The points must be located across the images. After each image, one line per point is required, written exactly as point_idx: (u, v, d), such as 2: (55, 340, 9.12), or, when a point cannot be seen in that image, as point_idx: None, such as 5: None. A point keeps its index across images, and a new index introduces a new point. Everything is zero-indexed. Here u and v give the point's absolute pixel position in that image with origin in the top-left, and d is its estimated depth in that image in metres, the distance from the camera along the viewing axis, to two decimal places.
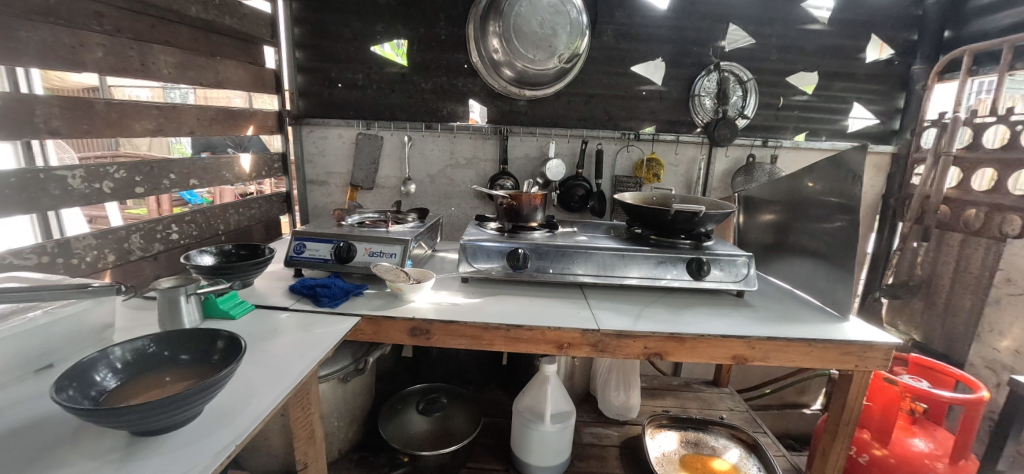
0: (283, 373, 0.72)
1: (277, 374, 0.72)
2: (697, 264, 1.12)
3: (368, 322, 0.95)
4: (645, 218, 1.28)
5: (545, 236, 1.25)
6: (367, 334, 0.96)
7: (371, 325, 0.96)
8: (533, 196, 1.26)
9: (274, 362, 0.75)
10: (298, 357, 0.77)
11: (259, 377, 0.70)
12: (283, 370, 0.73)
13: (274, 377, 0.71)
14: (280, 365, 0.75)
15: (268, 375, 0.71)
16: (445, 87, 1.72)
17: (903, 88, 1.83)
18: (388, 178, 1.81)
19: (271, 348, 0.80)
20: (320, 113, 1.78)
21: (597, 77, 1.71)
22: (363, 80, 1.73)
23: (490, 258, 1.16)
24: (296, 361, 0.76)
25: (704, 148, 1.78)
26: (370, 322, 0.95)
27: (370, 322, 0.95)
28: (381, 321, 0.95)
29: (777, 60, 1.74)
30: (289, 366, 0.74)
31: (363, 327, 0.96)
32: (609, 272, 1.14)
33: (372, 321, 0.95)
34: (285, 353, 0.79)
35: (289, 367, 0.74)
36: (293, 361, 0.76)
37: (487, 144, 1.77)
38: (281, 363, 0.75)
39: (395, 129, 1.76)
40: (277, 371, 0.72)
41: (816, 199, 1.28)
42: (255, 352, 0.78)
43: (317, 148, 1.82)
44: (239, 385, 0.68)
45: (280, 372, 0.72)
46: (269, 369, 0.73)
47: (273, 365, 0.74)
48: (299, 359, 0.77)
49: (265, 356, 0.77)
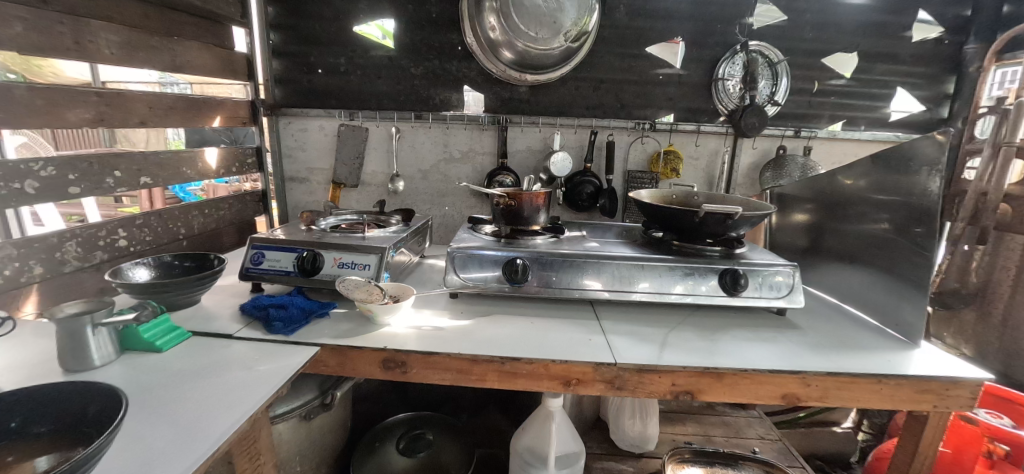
0: (201, 416, 0.58)
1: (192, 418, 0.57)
2: (732, 277, 0.93)
3: (331, 352, 0.78)
4: (667, 221, 1.09)
5: (549, 242, 1.06)
6: (331, 366, 0.79)
7: (336, 356, 0.78)
8: (534, 195, 1.08)
9: (194, 400, 0.61)
10: (226, 393, 0.63)
11: (168, 423, 0.56)
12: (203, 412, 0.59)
13: (188, 422, 0.56)
14: (201, 405, 0.61)
15: (181, 419, 0.57)
16: (436, 72, 1.53)
17: (954, 70, 1.58)
18: (374, 175, 1.63)
19: (195, 383, 0.66)
20: (298, 103, 1.59)
21: (608, 60, 1.51)
22: (345, 65, 1.55)
23: (483, 270, 0.97)
24: (223, 398, 0.62)
25: (728, 139, 1.57)
26: (334, 352, 0.78)
27: (335, 352, 0.78)
28: (347, 352, 0.78)
29: (812, 39, 1.52)
30: (212, 406, 0.60)
31: (325, 357, 0.78)
32: (625, 287, 0.95)
33: (337, 351, 0.78)
34: (211, 387, 0.65)
35: (211, 408, 0.60)
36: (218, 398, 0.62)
37: (484, 135, 1.58)
38: (201, 402, 0.61)
39: (381, 120, 1.58)
40: (194, 414, 0.58)
41: (867, 201, 1.06)
42: (173, 389, 0.64)
43: (295, 141, 1.64)
44: (135, 435, 0.53)
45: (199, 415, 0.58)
46: (185, 412, 0.59)
47: (192, 406, 0.60)
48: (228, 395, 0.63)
49: (184, 393, 0.63)
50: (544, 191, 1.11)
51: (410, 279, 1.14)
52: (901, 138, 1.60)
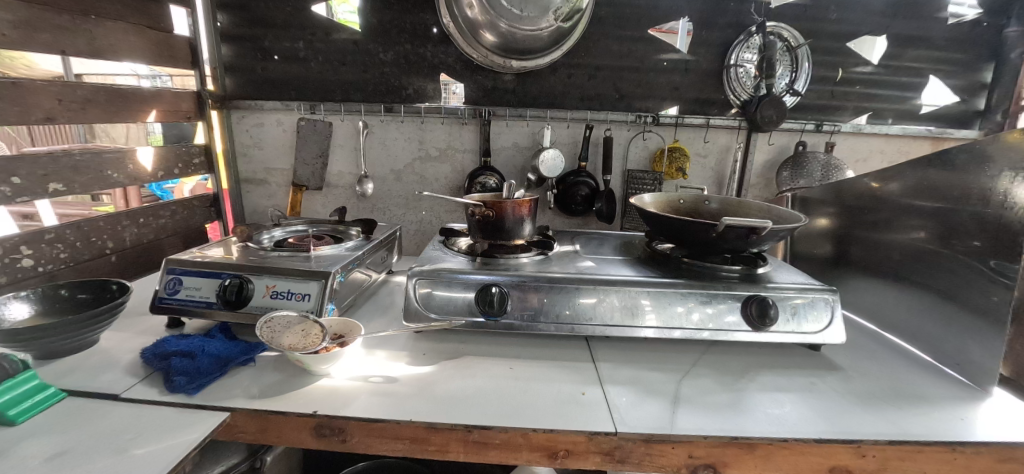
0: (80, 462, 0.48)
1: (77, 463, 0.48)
2: (759, 306, 0.75)
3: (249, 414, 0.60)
4: (678, 234, 0.91)
5: (534, 261, 0.88)
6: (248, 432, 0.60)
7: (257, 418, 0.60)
8: (517, 203, 0.89)
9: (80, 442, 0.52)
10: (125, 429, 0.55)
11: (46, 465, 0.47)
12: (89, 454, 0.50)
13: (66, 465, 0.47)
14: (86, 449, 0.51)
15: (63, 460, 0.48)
16: (408, 57, 1.34)
17: (990, 57, 1.37)
18: (341, 175, 1.45)
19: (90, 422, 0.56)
20: (253, 94, 1.40)
21: (604, 44, 1.32)
22: (304, 50, 1.35)
23: (452, 299, 0.79)
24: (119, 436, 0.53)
25: (740, 134, 1.39)
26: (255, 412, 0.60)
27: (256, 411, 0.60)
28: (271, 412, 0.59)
29: (838, 19, 1.33)
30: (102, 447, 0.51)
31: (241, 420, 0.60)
32: (626, 319, 0.77)
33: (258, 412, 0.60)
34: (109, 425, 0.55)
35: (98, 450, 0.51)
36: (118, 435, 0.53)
37: (464, 130, 1.39)
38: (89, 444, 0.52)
39: (347, 113, 1.39)
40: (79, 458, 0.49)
41: (914, 209, 0.88)
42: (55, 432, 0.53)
43: (251, 137, 1.45)
44: None
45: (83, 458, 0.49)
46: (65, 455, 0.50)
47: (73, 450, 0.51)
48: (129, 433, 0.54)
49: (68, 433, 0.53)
50: (529, 198, 0.92)
51: (368, 304, 0.96)
52: (934, 132, 1.39)
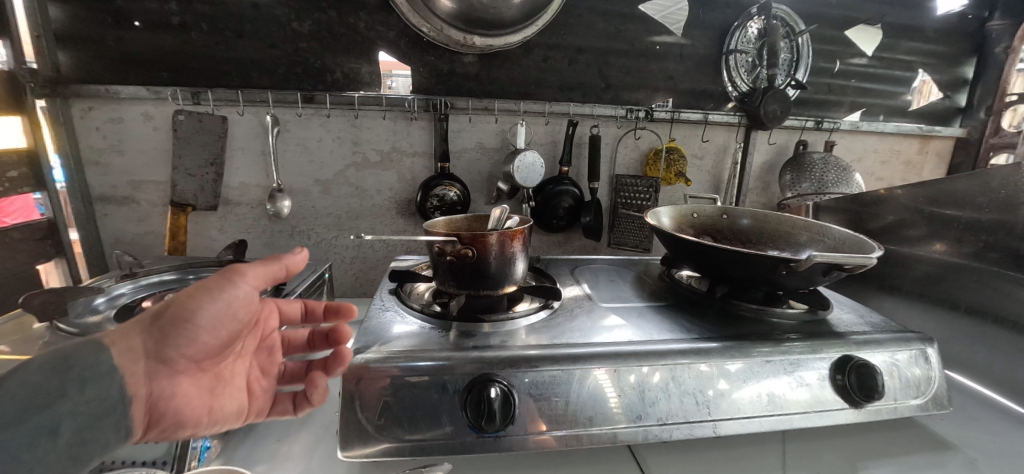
0: (45, 392, 0.36)
1: (20, 404, 0.34)
2: (859, 377, 0.55)
3: (138, 329, 0.41)
4: (723, 270, 0.67)
5: (537, 323, 0.61)
6: (137, 381, 0.41)
7: (156, 340, 0.42)
8: (508, 235, 0.61)
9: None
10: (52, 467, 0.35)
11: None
12: (29, 425, 0.34)
13: (30, 386, 0.35)
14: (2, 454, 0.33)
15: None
16: (334, 29, 0.99)
17: (973, 52, 1.35)
18: (245, 189, 1.06)
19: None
20: (103, 76, 0.96)
21: (589, 21, 1.07)
22: (180, 14, 0.95)
23: (421, 403, 0.49)
24: (54, 452, 0.35)
25: (739, 132, 1.23)
26: (144, 323, 0.41)
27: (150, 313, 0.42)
28: (174, 303, 0.41)
29: (838, 4, 1.20)
30: (47, 430, 0.35)
31: (129, 361, 0.41)
32: (693, 412, 0.52)
33: (156, 323, 0.41)
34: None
35: (54, 425, 0.35)
36: (50, 459, 0.35)
37: (414, 127, 1.07)
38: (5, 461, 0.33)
39: (249, 104, 1.01)
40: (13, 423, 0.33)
41: (980, 224, 0.74)
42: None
43: (105, 138, 1.00)
44: None
45: (25, 420, 0.34)
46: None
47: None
48: (80, 440, 0.37)
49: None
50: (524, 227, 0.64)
51: None
52: (923, 130, 1.34)
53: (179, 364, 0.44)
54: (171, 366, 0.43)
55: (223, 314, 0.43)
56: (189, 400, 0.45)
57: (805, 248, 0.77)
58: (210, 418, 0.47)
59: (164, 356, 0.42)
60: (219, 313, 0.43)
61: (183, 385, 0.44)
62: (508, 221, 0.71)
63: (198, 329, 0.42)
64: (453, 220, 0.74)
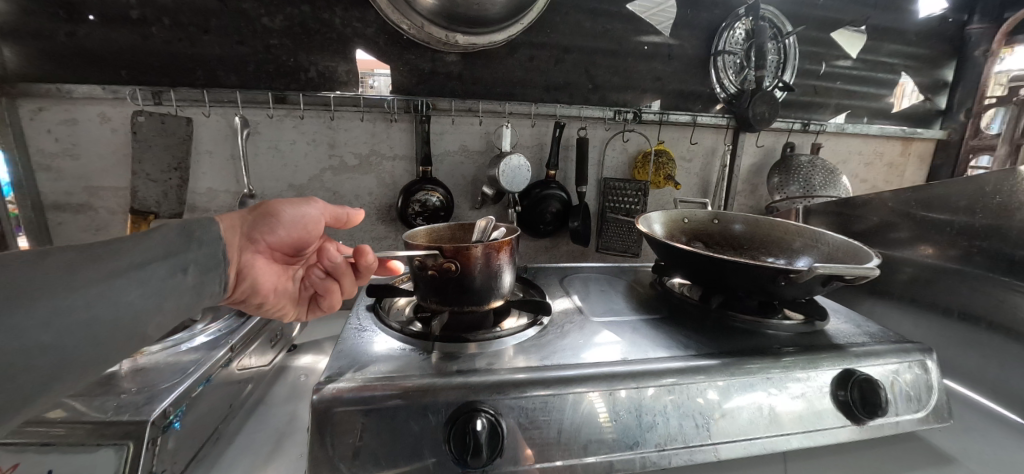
0: (178, 242, 0.40)
1: (162, 246, 0.39)
2: (862, 394, 0.53)
3: (240, 215, 0.50)
4: (719, 282, 0.65)
5: (526, 342, 0.57)
6: (236, 252, 0.49)
7: (250, 226, 0.51)
8: (493, 248, 0.57)
9: (130, 292, 0.35)
10: (181, 304, 0.39)
11: (117, 248, 0.36)
12: (171, 260, 0.38)
13: (166, 236, 0.39)
14: (152, 277, 0.37)
15: (146, 247, 0.37)
16: (307, 25, 0.93)
17: (953, 55, 1.37)
18: (214, 195, 0.99)
19: (61, 372, 0.31)
20: (53, 74, 0.85)
21: (577, 19, 1.04)
22: (138, 8, 0.85)
23: (402, 436, 0.45)
24: (184, 291, 0.39)
25: (727, 135, 1.21)
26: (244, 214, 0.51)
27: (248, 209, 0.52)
28: (269, 203, 0.53)
29: (824, 5, 1.20)
30: (181, 269, 0.39)
31: (231, 234, 0.48)
32: (691, 435, 0.49)
33: (252, 215, 0.51)
34: (141, 323, 0.36)
35: (186, 264, 0.40)
36: (182, 292, 0.39)
37: (394, 130, 1.02)
38: (153, 284, 0.36)
39: (217, 105, 0.93)
40: (161, 257, 0.38)
41: (973, 229, 0.73)
42: (16, 359, 0.29)
43: (58, 141, 0.89)
44: None
45: (165, 256, 0.38)
46: (133, 269, 0.35)
47: (135, 275, 0.35)
48: (201, 285, 0.42)
49: (55, 342, 0.30)
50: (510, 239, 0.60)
51: (247, 430, 0.57)
52: (906, 132, 1.35)
53: (261, 249, 0.53)
54: (255, 250, 0.52)
55: (303, 219, 0.54)
56: (261, 280, 0.53)
57: (800, 255, 0.75)
58: (268, 300, 0.56)
59: (254, 239, 0.52)
60: (300, 218, 0.54)
61: (261, 267, 0.53)
62: (493, 231, 0.67)
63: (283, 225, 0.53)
64: (434, 229, 0.69)
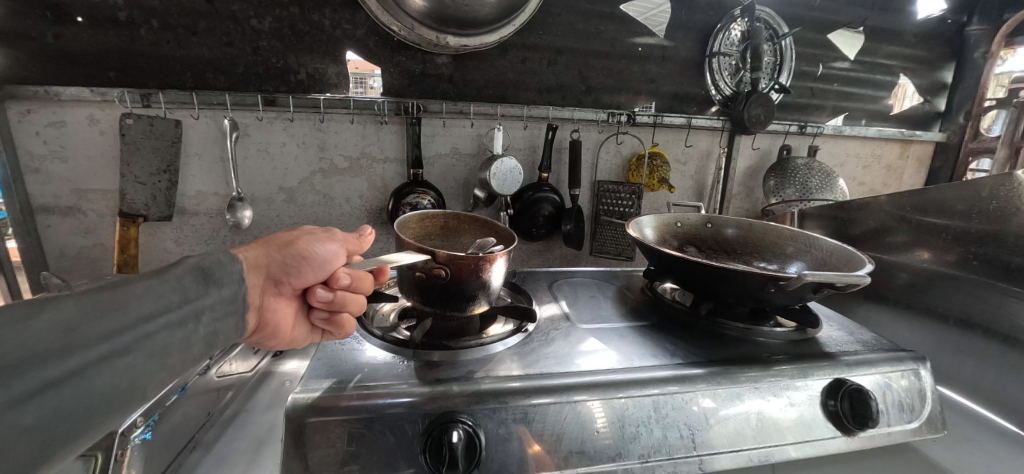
0: (191, 288, 0.34)
1: (177, 292, 0.32)
2: (853, 404, 0.51)
3: (265, 252, 0.44)
4: (708, 288, 0.63)
5: (510, 350, 0.56)
6: (257, 296, 0.43)
7: (277, 265, 0.45)
8: (487, 260, 0.54)
9: (141, 353, 0.28)
10: (182, 363, 0.32)
11: (128, 293, 0.29)
12: (183, 310, 0.32)
13: (179, 279, 0.33)
14: (163, 332, 0.30)
15: (159, 294, 0.31)
16: (297, 27, 0.92)
17: (952, 56, 1.36)
18: (203, 198, 0.98)
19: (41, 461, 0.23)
20: (40, 76, 0.84)
21: (569, 21, 1.03)
22: (127, 10, 0.84)
23: (380, 450, 0.43)
24: (191, 346, 0.33)
25: (722, 137, 1.20)
26: (272, 251, 0.45)
27: (272, 243, 0.46)
28: (299, 240, 0.47)
29: (821, 7, 1.19)
30: (191, 321, 0.33)
31: (254, 274, 0.43)
32: (677, 447, 0.48)
33: (279, 251, 0.45)
34: (144, 387, 0.29)
35: (201, 312, 0.34)
36: (190, 346, 0.33)
37: (386, 132, 1.02)
38: (162, 342, 0.30)
39: (205, 107, 0.92)
40: (175, 306, 0.31)
41: (969, 234, 0.72)
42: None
43: (46, 144, 0.88)
44: None
45: (178, 305, 0.32)
46: (145, 321, 0.29)
47: (148, 329, 0.29)
48: (211, 335, 0.35)
49: (52, 417, 0.23)
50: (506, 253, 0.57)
51: (226, 438, 0.56)
52: (904, 135, 1.34)
53: (283, 291, 0.47)
54: (275, 291, 0.46)
55: (332, 258, 0.48)
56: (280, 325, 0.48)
57: (793, 260, 0.74)
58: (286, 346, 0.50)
59: (277, 280, 0.46)
60: (332, 258, 0.48)
61: (281, 310, 0.47)
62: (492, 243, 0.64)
63: (313, 266, 0.47)
64: (428, 215, 0.69)
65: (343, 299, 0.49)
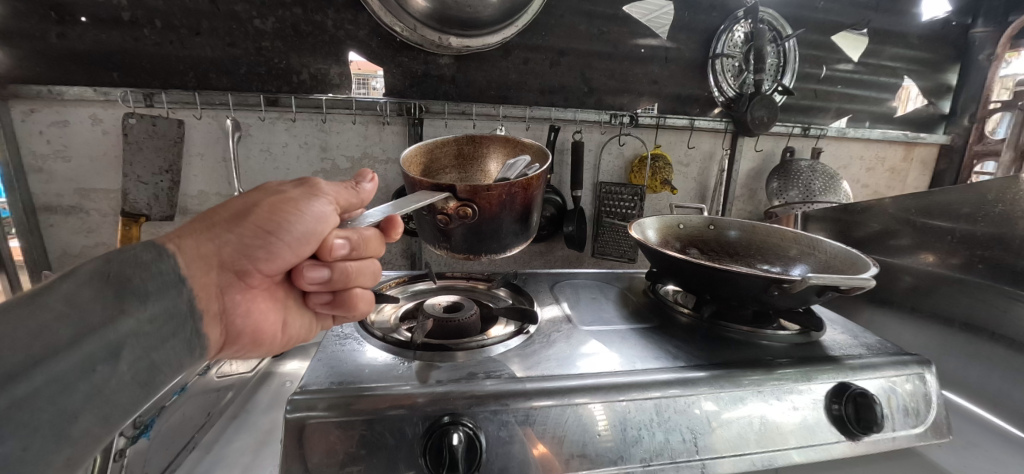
0: (96, 313, 0.27)
1: (69, 323, 0.26)
2: (856, 408, 0.51)
3: (211, 237, 0.38)
4: (710, 289, 0.63)
5: (512, 351, 0.56)
6: (211, 295, 0.38)
7: (231, 251, 0.38)
8: (516, 187, 0.50)
9: (15, 421, 0.23)
10: (105, 408, 0.28)
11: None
12: (84, 349, 0.26)
13: (73, 302, 0.27)
14: (52, 386, 0.24)
15: (39, 334, 0.25)
16: (300, 28, 0.92)
17: (957, 59, 1.35)
18: (204, 198, 0.98)
19: None
20: (43, 76, 0.84)
21: (571, 22, 1.03)
22: (130, 10, 0.84)
23: (377, 453, 0.43)
24: (112, 386, 0.28)
25: (725, 139, 1.20)
26: (221, 233, 0.38)
27: (224, 220, 0.38)
28: (255, 213, 0.38)
29: (825, 8, 1.19)
30: (103, 359, 0.27)
31: (202, 271, 0.37)
32: (679, 451, 0.47)
33: (231, 233, 0.38)
34: (45, 452, 0.24)
35: (120, 343, 0.28)
36: (110, 388, 0.28)
37: (388, 133, 1.02)
38: (55, 397, 0.25)
39: (208, 107, 0.92)
40: (69, 344, 0.25)
41: (976, 238, 0.71)
42: None
43: (49, 143, 0.88)
44: None
45: (72, 344, 0.26)
46: (17, 377, 0.23)
47: (25, 388, 0.23)
48: (147, 368, 0.30)
49: None
50: (537, 172, 0.53)
51: (226, 438, 0.56)
52: (908, 137, 1.33)
53: (252, 278, 0.41)
54: (244, 280, 0.41)
55: (311, 228, 0.40)
56: (260, 317, 0.43)
57: (796, 262, 0.74)
58: (280, 334, 0.47)
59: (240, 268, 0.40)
60: (306, 229, 0.40)
61: (255, 301, 0.42)
62: (518, 159, 0.56)
63: (283, 244, 0.39)
64: (432, 146, 0.64)
65: (341, 271, 0.44)
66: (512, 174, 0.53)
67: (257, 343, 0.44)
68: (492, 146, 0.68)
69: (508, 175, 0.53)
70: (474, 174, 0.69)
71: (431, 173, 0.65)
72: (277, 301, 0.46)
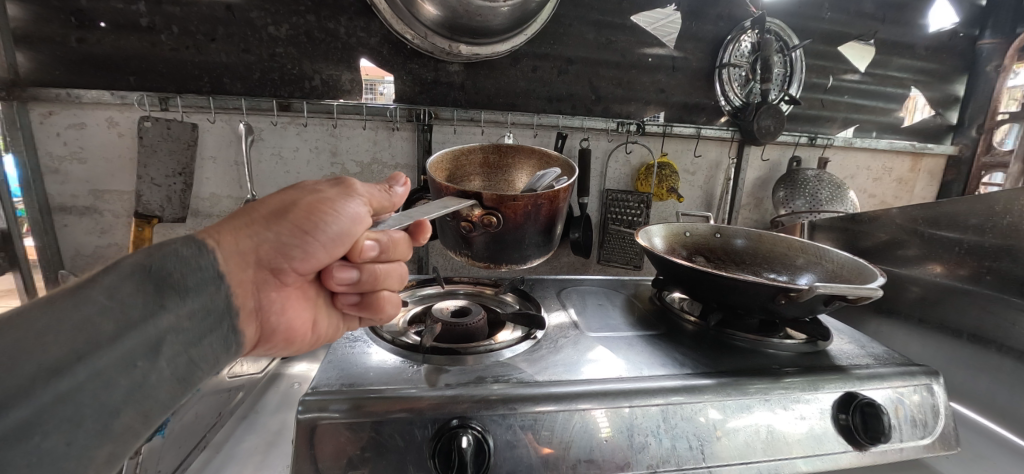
0: (137, 309, 0.29)
1: (112, 317, 0.27)
2: (864, 418, 0.51)
3: (251, 233, 0.38)
4: (719, 298, 0.63)
5: (519, 356, 0.56)
6: (248, 293, 0.38)
7: (268, 249, 0.38)
8: (544, 199, 0.51)
9: (60, 415, 0.25)
10: (144, 404, 0.29)
11: (28, 336, 0.24)
12: (126, 344, 0.28)
13: (114, 297, 0.28)
14: (96, 380, 0.26)
15: (83, 327, 0.26)
16: (313, 34, 0.94)
17: (965, 69, 1.35)
18: (216, 200, 1.00)
19: None
20: (61, 80, 0.86)
21: (580, 31, 1.04)
22: (149, 16, 0.86)
23: (385, 455, 0.43)
24: (152, 382, 0.29)
25: (732, 147, 1.21)
26: (260, 230, 0.38)
27: (263, 217, 0.39)
28: (294, 211, 0.39)
29: (831, 19, 1.19)
30: (142, 354, 0.29)
31: (239, 268, 0.37)
32: (686, 458, 0.48)
33: (270, 229, 0.38)
34: (85, 443, 0.26)
35: (163, 338, 0.30)
36: (153, 383, 0.30)
37: (396, 138, 1.04)
38: (97, 391, 0.26)
39: (223, 111, 0.94)
40: (111, 339, 0.27)
41: (983, 248, 0.72)
42: None
43: (66, 145, 0.90)
44: None
45: (114, 340, 0.27)
46: (62, 371, 0.25)
47: (70, 380, 0.25)
48: (187, 364, 0.32)
49: None
50: (564, 185, 0.54)
51: (236, 437, 0.57)
52: (915, 147, 1.33)
53: (287, 276, 0.41)
54: (279, 278, 0.41)
55: (347, 228, 0.41)
56: (294, 315, 0.44)
57: (803, 272, 0.74)
58: (311, 333, 0.47)
59: (276, 266, 0.40)
60: (340, 229, 0.40)
61: (288, 299, 0.43)
62: (548, 170, 0.56)
63: (318, 244, 0.40)
64: (456, 152, 0.65)
65: (370, 273, 0.45)
66: (539, 185, 0.54)
67: (289, 342, 0.45)
68: (516, 154, 0.70)
69: (536, 186, 0.54)
70: (499, 186, 0.70)
71: (456, 180, 0.66)
72: (309, 300, 0.46)
